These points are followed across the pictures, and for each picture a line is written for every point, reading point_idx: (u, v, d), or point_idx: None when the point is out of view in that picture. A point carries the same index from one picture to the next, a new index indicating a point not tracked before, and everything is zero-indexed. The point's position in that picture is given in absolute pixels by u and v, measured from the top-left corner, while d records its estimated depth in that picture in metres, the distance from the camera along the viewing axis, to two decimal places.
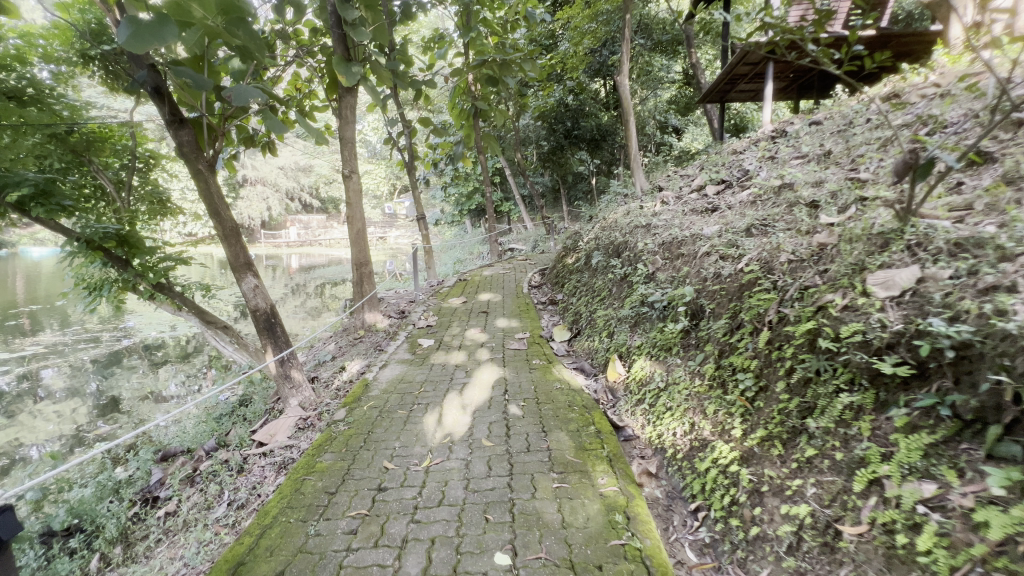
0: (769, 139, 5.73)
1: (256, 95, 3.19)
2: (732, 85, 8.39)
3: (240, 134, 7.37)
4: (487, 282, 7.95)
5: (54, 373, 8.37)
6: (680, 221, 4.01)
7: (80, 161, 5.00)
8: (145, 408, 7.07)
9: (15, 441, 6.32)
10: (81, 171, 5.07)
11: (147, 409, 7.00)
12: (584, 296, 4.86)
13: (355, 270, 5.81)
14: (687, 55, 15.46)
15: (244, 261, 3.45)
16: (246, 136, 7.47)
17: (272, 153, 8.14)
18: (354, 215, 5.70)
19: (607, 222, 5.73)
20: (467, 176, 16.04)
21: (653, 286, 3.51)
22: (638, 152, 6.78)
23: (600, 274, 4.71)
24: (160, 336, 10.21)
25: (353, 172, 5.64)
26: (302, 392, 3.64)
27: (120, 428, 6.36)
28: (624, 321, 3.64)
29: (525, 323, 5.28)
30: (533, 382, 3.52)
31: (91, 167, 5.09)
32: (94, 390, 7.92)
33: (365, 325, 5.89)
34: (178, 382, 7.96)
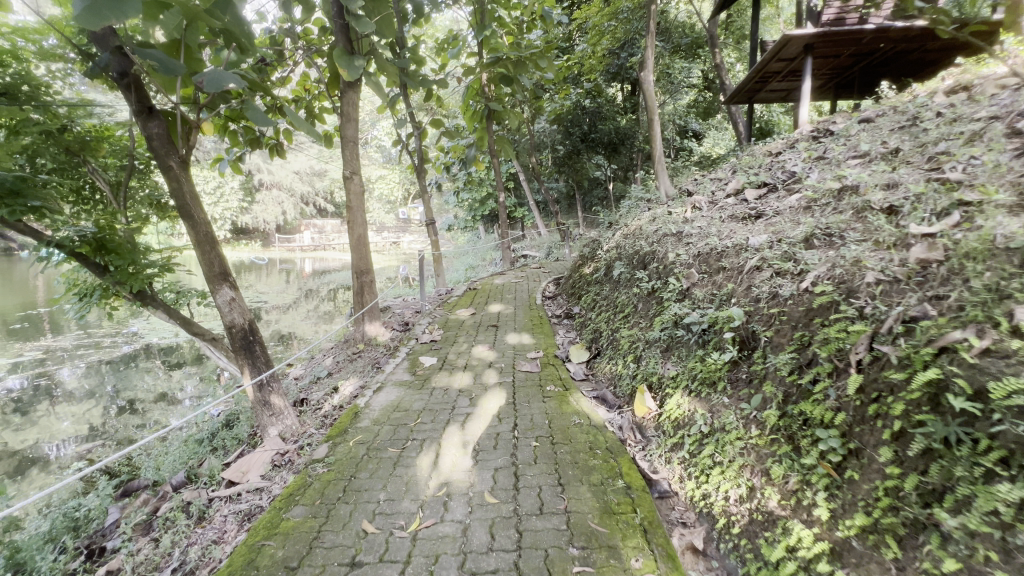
0: (811, 139, 5.19)
1: (233, 81, 2.76)
2: (763, 83, 7.85)
3: (246, 134, 7.11)
4: (498, 292, 7.51)
5: (72, 372, 8.25)
6: (717, 229, 3.50)
7: (75, 162, 4.58)
8: (159, 410, 6.85)
9: (35, 439, 6.20)
10: (77, 172, 4.66)
11: (161, 411, 6.78)
12: (605, 311, 4.37)
13: (354, 278, 5.41)
14: (708, 58, 14.98)
15: (219, 271, 3.03)
16: (251, 137, 7.21)
17: (278, 156, 7.85)
18: (354, 220, 5.29)
19: (628, 229, 5.24)
20: (481, 181, 15.69)
21: (689, 305, 3.02)
22: (663, 154, 6.29)
23: (623, 287, 4.21)
24: (164, 341, 9.98)
25: (354, 172, 5.25)
26: (282, 420, 3.20)
27: (107, 440, 6.03)
28: (654, 344, 3.14)
29: (538, 340, 4.80)
30: (546, 414, 3.03)
31: (87, 168, 4.68)
32: (113, 388, 7.81)
33: (364, 339, 5.45)
34: (178, 387, 7.65)
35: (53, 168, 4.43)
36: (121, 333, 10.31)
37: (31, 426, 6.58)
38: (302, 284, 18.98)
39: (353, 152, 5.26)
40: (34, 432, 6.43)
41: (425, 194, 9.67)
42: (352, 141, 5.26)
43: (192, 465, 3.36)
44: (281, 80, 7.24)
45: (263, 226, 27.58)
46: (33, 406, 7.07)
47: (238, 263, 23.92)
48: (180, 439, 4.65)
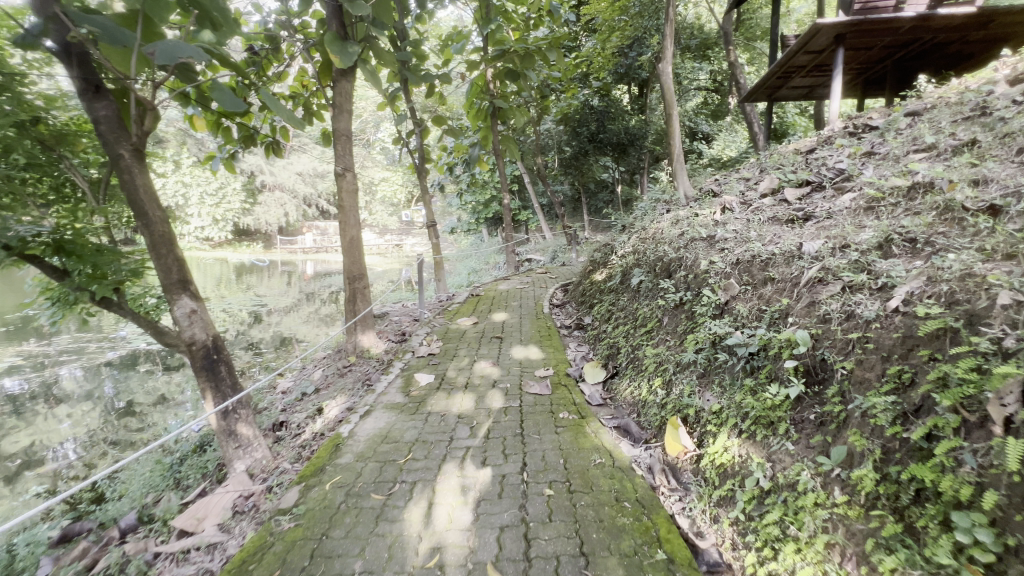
0: (847, 136, 4.73)
1: (190, 55, 2.26)
2: (786, 78, 7.40)
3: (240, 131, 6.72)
4: (503, 299, 7.05)
5: (68, 373, 7.87)
6: (758, 233, 3.04)
7: (49, 158, 3.86)
8: (158, 411, 6.44)
9: (31, 442, 5.84)
10: (49, 169, 3.92)
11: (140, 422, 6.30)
12: (623, 324, 3.90)
13: (347, 284, 4.97)
14: (718, 59, 14.59)
15: (178, 278, 2.59)
16: (246, 135, 6.81)
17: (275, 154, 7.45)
18: (347, 220, 4.86)
19: (647, 233, 4.79)
20: (485, 183, 15.25)
21: (731, 322, 2.56)
22: (682, 152, 5.82)
23: (645, 297, 3.74)
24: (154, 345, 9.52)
25: (348, 168, 4.82)
26: (251, 453, 2.75)
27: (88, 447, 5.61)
28: (687, 368, 2.67)
29: (547, 355, 4.34)
30: (561, 451, 2.56)
31: (62, 165, 3.95)
32: (112, 388, 7.44)
33: (357, 351, 5.00)
34: (165, 392, 7.18)
35: (27, 163, 3.76)
36: (109, 338, 9.85)
37: (29, 427, 6.21)
38: (303, 286, 18.59)
39: (346, 147, 4.82)
40: (32, 434, 6.04)
41: (427, 195, 9.25)
42: (345, 135, 4.82)
43: (147, 503, 2.91)
44: (276, 75, 6.83)
45: (265, 227, 27.23)
46: (30, 408, 6.70)
47: (239, 264, 23.55)
48: (149, 462, 4.20)
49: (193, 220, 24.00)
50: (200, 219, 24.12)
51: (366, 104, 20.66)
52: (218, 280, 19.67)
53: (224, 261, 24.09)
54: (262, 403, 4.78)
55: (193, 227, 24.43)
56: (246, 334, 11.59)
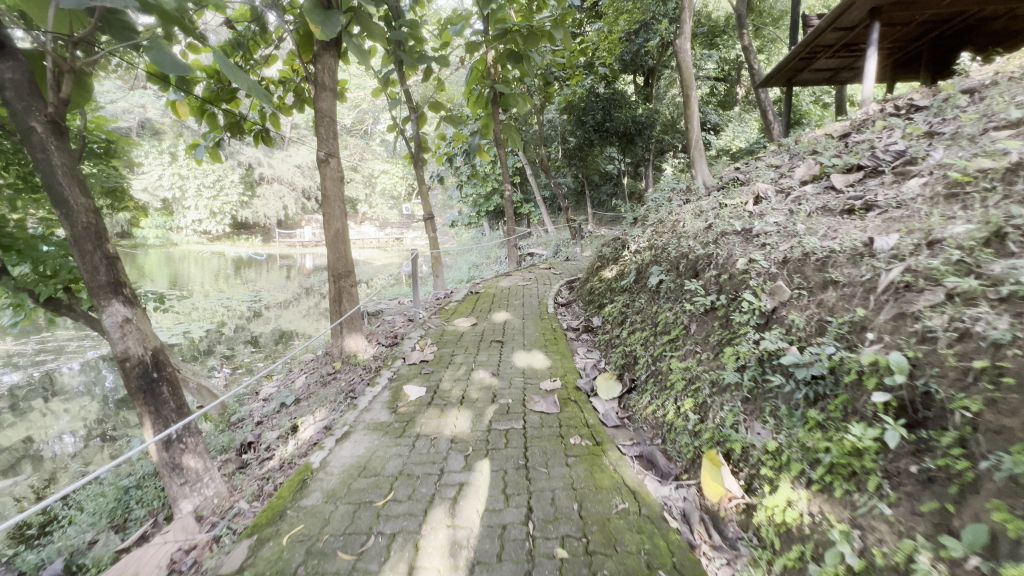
0: (889, 117, 4.26)
1: (107, 2, 1.61)
2: (810, 60, 6.88)
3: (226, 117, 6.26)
4: (504, 297, 6.59)
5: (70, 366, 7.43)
6: (807, 225, 2.56)
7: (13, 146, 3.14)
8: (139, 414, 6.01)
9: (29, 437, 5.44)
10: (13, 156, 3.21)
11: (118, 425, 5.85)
12: (640, 329, 3.44)
13: (332, 282, 4.51)
14: (727, 46, 14.06)
15: (108, 280, 2.13)
16: (232, 121, 6.34)
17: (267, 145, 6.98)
18: (332, 212, 4.39)
19: (664, 226, 4.31)
20: (487, 175, 14.75)
21: (783, 335, 2.09)
22: (701, 138, 5.32)
23: (667, 299, 3.27)
24: None
25: (332, 153, 4.34)
26: (200, 490, 2.30)
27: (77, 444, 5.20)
28: (726, 389, 2.21)
29: (554, 362, 3.89)
30: (574, 493, 2.11)
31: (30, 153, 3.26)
32: (113, 382, 7.00)
33: (343, 357, 4.54)
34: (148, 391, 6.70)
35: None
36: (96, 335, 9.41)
37: (22, 426, 5.69)
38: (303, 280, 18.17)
39: (330, 129, 4.31)
40: (30, 431, 5.57)
41: (424, 186, 8.78)
42: (327, 116, 4.31)
43: (83, 544, 2.47)
44: (265, 58, 6.36)
45: (264, 220, 26.80)
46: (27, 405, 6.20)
47: (237, 258, 23.12)
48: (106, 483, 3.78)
49: (190, 213, 23.55)
50: (197, 211, 23.69)
51: (364, 94, 20.13)
52: (216, 274, 19.24)
53: (222, 255, 23.65)
54: (237, 414, 4.33)
55: (190, 219, 24.00)
56: (240, 331, 11.15)
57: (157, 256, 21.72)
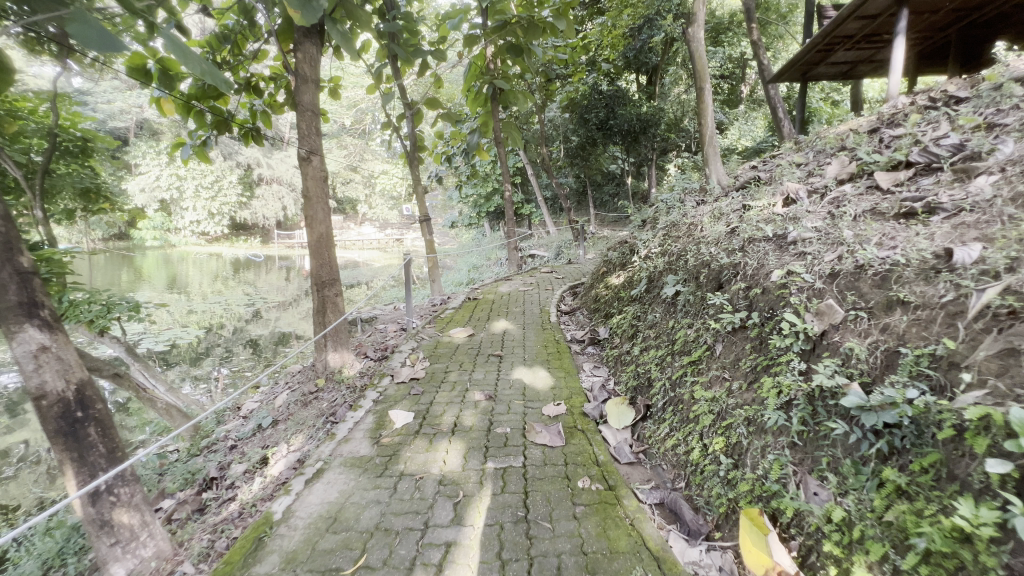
0: (924, 109, 3.89)
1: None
2: (828, 52, 6.52)
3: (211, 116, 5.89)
4: (503, 303, 6.22)
5: None
6: (856, 231, 2.19)
7: None
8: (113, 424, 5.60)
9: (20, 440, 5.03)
10: None
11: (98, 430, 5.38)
12: (654, 346, 3.07)
13: (315, 291, 4.15)
14: (733, 43, 13.66)
15: (22, 301, 1.90)
16: (218, 119, 5.97)
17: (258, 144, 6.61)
18: (315, 215, 4.02)
19: (678, 230, 3.94)
20: (487, 175, 14.40)
21: (840, 368, 1.71)
22: (715, 134, 4.94)
23: (687, 314, 2.90)
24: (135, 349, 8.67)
25: (314, 150, 3.96)
26: (136, 552, 2.08)
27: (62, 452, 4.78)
28: (768, 430, 1.84)
29: (558, 381, 3.51)
30: (583, 560, 1.74)
31: None
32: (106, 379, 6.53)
33: (327, 373, 4.17)
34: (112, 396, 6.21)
35: None
36: None
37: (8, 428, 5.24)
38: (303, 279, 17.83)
39: (311, 125, 3.95)
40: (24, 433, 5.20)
41: (421, 187, 8.41)
42: (309, 110, 3.94)
43: None
44: (254, 54, 5.95)
45: (263, 221, 26.50)
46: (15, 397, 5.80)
47: (236, 259, 22.80)
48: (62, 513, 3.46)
49: (188, 214, 23.25)
50: (195, 212, 23.39)
51: (361, 93, 19.77)
52: (214, 276, 18.92)
53: (220, 256, 23.32)
54: (211, 434, 3.96)
55: (189, 220, 23.70)
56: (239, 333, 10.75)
57: (155, 258, 21.41)
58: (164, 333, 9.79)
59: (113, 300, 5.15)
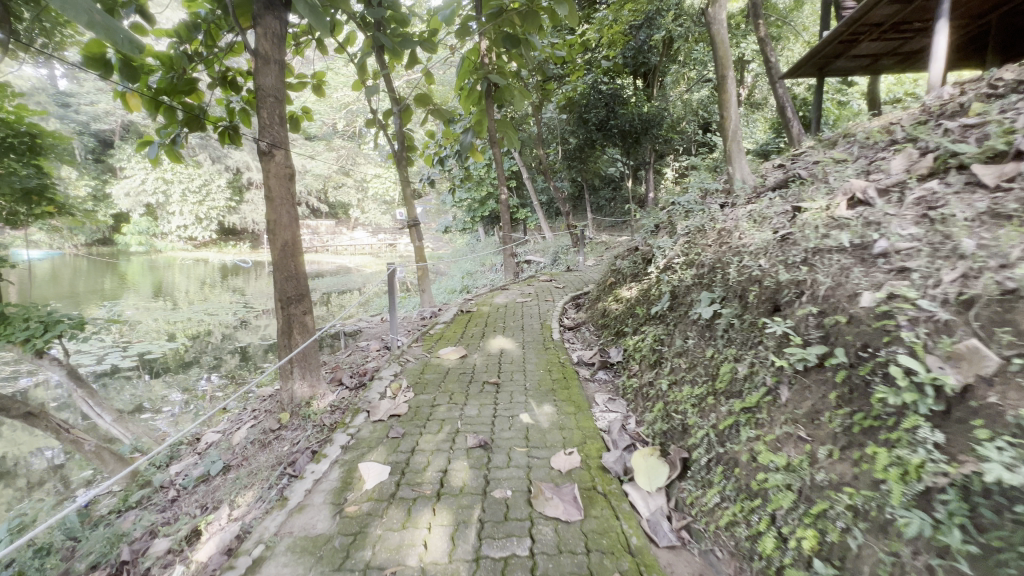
0: (989, 98, 3.34)
1: None
2: (852, 42, 6.03)
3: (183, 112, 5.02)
4: (499, 317, 5.62)
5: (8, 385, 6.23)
6: (983, 242, 1.62)
7: None
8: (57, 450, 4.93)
9: None
10: None
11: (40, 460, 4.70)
12: (689, 380, 2.49)
13: (279, 309, 3.54)
14: (733, 42, 13.17)
15: None
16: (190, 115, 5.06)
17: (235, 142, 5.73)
18: (279, 219, 3.41)
19: (704, 236, 3.38)
20: (481, 179, 13.85)
21: (1016, 451, 1.14)
22: (739, 127, 4.31)
23: (733, 342, 2.32)
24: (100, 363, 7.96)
25: (278, 143, 3.35)
26: None
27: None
28: (896, 534, 1.26)
29: (568, 419, 2.91)
30: None
31: None
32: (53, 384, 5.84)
33: (294, 405, 3.55)
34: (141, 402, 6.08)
35: None
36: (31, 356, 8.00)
37: None
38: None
39: (275, 113, 3.35)
40: None
41: (410, 190, 7.80)
42: (272, 96, 3.34)
43: None
44: (229, 45, 5.23)
45: (253, 226, 25.77)
46: None
47: (224, 265, 22.07)
48: None
49: (175, 218, 22.48)
50: (183, 217, 22.63)
51: (351, 95, 19.15)
52: (202, 282, 18.22)
53: (207, 262, 22.57)
54: (152, 481, 3.32)
55: (175, 225, 22.92)
56: (229, 340, 10.05)
57: (141, 264, 20.60)
58: (135, 345, 9.04)
59: (52, 317, 4.53)
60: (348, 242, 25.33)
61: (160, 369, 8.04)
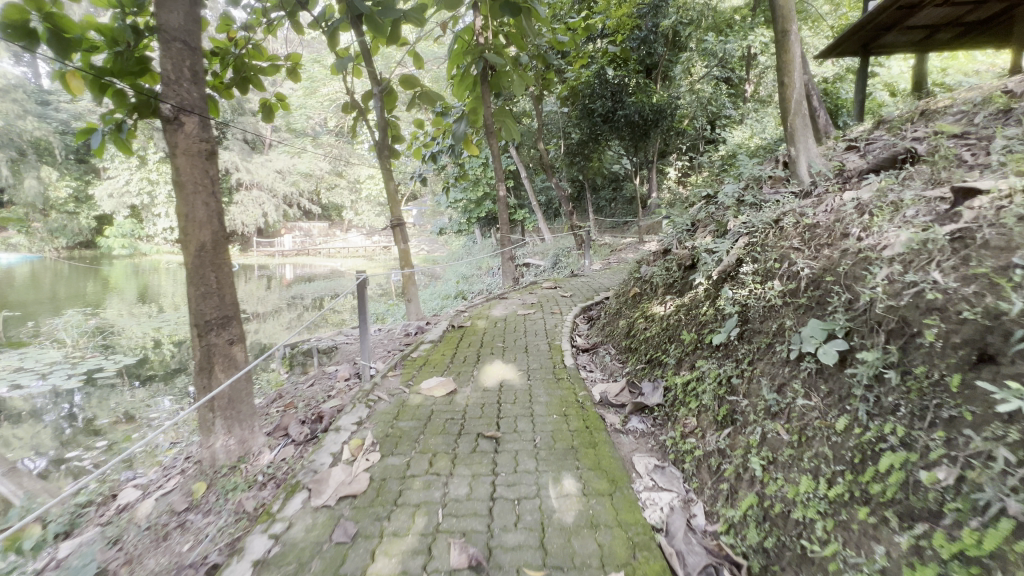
0: None
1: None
2: (912, 9, 5.08)
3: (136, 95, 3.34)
4: (497, 335, 4.66)
5: None
6: None
7: None
8: None
9: None
10: None
11: None
12: (806, 468, 1.55)
13: (194, 339, 2.58)
14: (741, 34, 12.30)
15: None
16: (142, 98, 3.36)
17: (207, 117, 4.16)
18: (193, 214, 2.47)
19: (782, 236, 2.44)
20: (477, 177, 12.88)
21: None
22: (803, 98, 3.39)
23: (896, 412, 1.39)
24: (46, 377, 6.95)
25: (190, 106, 2.41)
26: None
27: None
28: None
29: (602, 505, 1.97)
30: None
31: None
32: None
33: (214, 472, 2.56)
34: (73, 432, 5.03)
35: None
36: None
37: None
38: (280, 289, 16.06)
39: (184, 65, 2.42)
40: None
41: (395, 186, 6.81)
42: (180, 40, 2.40)
43: None
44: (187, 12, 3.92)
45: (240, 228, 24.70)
46: None
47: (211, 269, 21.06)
48: None
49: (159, 221, 21.35)
50: (168, 219, 21.35)
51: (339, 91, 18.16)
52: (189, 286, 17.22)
53: None
54: None
55: (160, 228, 21.84)
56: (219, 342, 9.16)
57: (123, 267, 19.52)
58: (90, 359, 7.99)
59: None
60: (339, 244, 24.32)
61: (134, 378, 7.17)
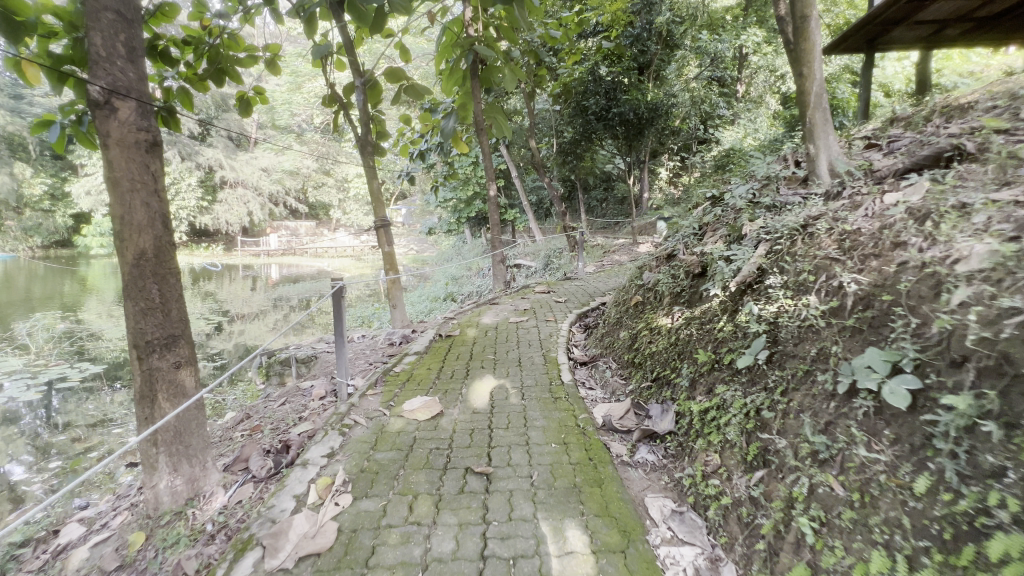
0: None
1: None
2: (923, 3, 4.83)
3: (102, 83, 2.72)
4: (488, 345, 4.31)
5: None
6: None
7: None
8: None
9: None
10: None
11: None
12: (878, 541, 1.24)
13: (133, 362, 2.21)
14: (735, 33, 12.10)
15: None
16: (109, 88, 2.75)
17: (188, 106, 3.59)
18: (130, 215, 2.09)
19: (815, 245, 2.13)
20: (468, 176, 12.50)
21: None
22: (822, 90, 3.09)
23: (1001, 478, 1.09)
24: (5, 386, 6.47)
25: (123, 89, 2.05)
26: None
27: None
28: None
29: (614, 567, 1.64)
30: None
31: None
32: None
33: (157, 518, 2.19)
34: (23, 449, 4.59)
35: None
36: None
37: None
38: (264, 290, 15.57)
39: (118, 39, 2.05)
40: None
41: (379, 184, 6.42)
42: (112, 10, 2.03)
43: None
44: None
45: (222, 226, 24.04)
46: None
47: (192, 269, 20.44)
48: None
49: None
50: None
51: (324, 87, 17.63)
52: None
53: None
54: None
55: None
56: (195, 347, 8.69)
57: (101, 267, 18.86)
58: (54, 367, 7.50)
59: None
60: (325, 244, 23.76)
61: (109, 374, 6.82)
